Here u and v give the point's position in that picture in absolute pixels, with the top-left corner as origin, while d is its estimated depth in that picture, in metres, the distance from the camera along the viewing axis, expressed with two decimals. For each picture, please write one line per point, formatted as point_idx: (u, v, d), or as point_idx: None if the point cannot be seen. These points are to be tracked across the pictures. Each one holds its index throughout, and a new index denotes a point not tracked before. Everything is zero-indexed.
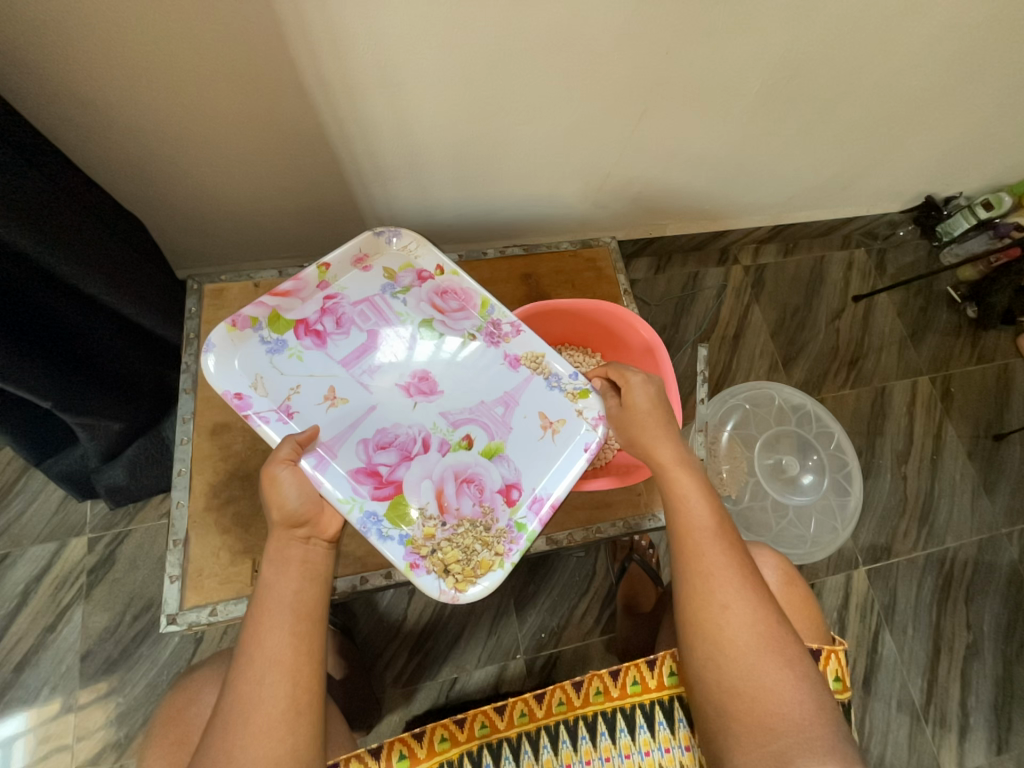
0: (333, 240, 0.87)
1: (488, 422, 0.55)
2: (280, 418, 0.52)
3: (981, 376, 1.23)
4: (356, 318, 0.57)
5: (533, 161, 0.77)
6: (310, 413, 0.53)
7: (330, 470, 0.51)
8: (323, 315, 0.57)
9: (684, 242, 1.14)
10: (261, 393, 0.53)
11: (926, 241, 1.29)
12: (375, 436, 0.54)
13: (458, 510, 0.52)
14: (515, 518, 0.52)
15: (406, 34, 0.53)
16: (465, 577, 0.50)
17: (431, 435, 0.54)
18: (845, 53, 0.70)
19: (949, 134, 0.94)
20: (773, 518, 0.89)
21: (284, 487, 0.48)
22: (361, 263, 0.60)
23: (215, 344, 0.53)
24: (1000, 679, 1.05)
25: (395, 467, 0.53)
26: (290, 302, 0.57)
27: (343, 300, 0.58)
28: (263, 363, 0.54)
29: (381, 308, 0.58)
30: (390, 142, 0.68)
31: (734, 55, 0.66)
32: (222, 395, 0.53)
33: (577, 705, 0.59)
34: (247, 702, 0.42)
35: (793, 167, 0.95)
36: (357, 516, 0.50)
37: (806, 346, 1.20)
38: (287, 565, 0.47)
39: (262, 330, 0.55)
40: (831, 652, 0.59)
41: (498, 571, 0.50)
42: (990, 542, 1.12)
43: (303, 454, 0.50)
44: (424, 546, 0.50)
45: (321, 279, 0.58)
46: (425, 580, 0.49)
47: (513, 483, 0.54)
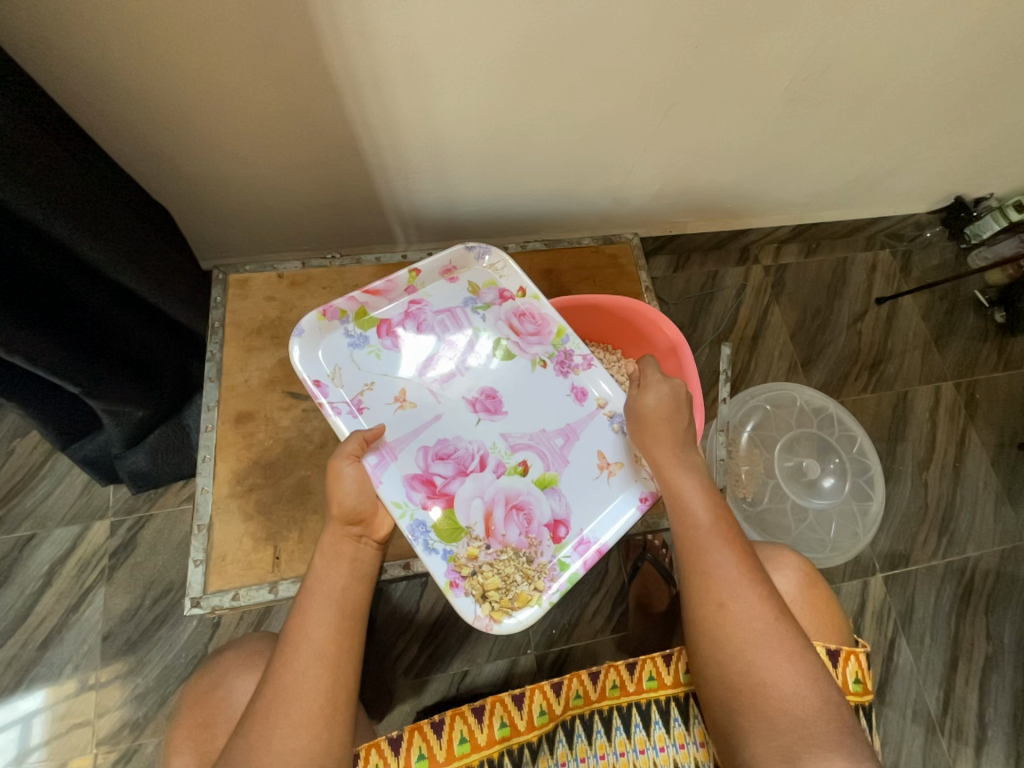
0: (355, 233, 0.88)
1: (546, 451, 0.56)
2: (351, 412, 0.53)
3: (1007, 382, 1.20)
4: (435, 325, 0.58)
5: (555, 155, 0.77)
6: (378, 410, 0.54)
7: (389, 471, 0.51)
8: (406, 318, 0.58)
9: (705, 240, 1.13)
10: (338, 384, 0.54)
11: (953, 243, 1.26)
12: (435, 445, 0.54)
13: (504, 537, 0.52)
14: (559, 556, 0.53)
15: (434, 27, 0.53)
16: (501, 607, 0.50)
17: (489, 455, 0.54)
18: (878, 48, 0.68)
19: (984, 132, 0.91)
20: (792, 521, 0.87)
21: (345, 481, 0.49)
22: (448, 275, 0.61)
23: (304, 330, 0.54)
24: (1019, 692, 1.03)
25: (449, 480, 0.53)
26: (378, 301, 0.57)
27: (426, 307, 0.59)
28: (344, 356, 0.55)
29: (460, 320, 0.59)
30: (415, 138, 0.69)
31: (762, 52, 0.65)
32: (301, 381, 0.53)
33: (594, 699, 0.59)
34: (289, 693, 0.43)
35: (819, 164, 0.93)
36: (406, 523, 0.50)
37: (827, 348, 1.18)
38: (338, 560, 0.48)
39: (348, 324, 0.56)
40: (850, 652, 0.58)
41: (535, 608, 0.50)
42: (1012, 552, 1.09)
43: (367, 451, 0.51)
44: (466, 565, 0.50)
45: (410, 284, 0.59)
46: (462, 602, 0.49)
47: (561, 520, 0.54)
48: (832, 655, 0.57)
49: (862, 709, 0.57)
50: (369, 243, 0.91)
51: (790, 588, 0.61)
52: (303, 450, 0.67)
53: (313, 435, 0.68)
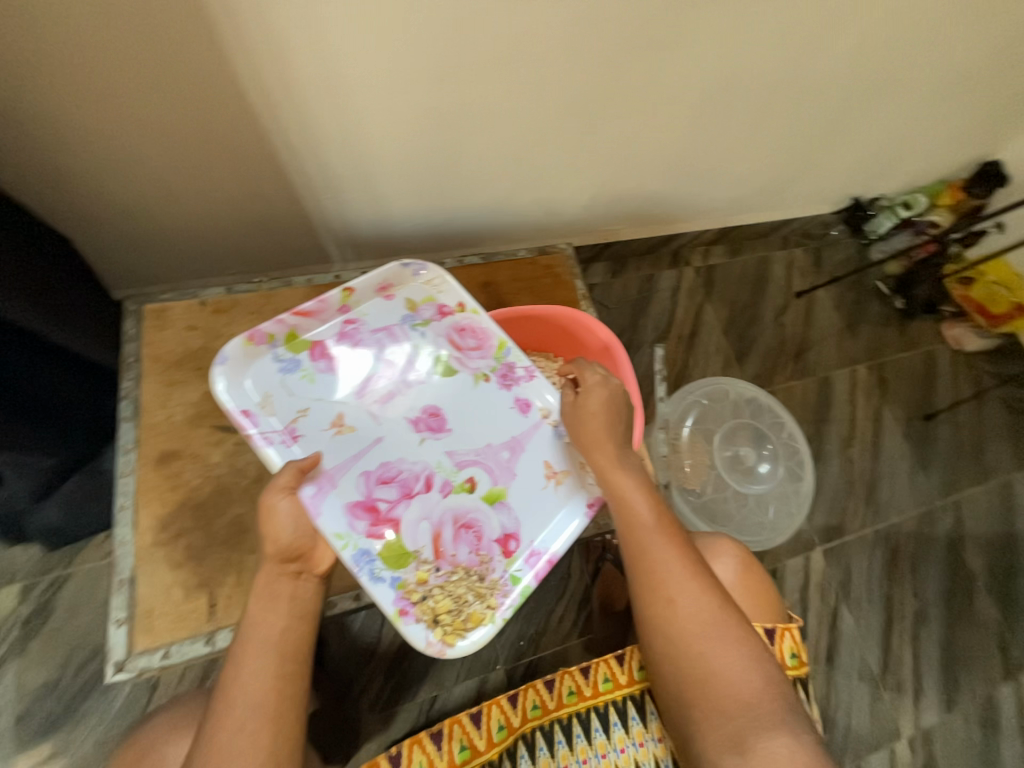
0: (285, 255, 0.84)
1: (493, 466, 0.55)
2: (284, 441, 0.51)
3: (910, 361, 1.33)
4: (372, 344, 0.57)
5: (485, 169, 0.78)
6: (314, 437, 0.51)
7: (328, 501, 0.49)
8: (341, 338, 0.56)
9: (638, 246, 1.19)
10: (269, 413, 0.51)
11: (853, 241, 1.38)
12: (377, 470, 0.52)
13: (454, 557, 0.51)
14: (510, 571, 0.53)
15: (351, 45, 0.53)
16: (454, 629, 0.49)
17: (435, 474, 0.54)
18: (768, 64, 0.75)
19: (866, 139, 1.02)
20: (734, 507, 0.91)
21: (280, 515, 0.45)
22: (384, 292, 0.60)
23: (228, 357, 0.52)
24: (946, 643, 1.12)
25: (394, 505, 0.51)
26: (309, 323, 0.56)
27: (362, 325, 0.57)
28: (274, 382, 0.53)
29: (398, 337, 0.58)
30: (342, 157, 0.68)
31: (668, 69, 0.70)
32: (226, 411, 0.51)
33: (552, 708, 0.60)
34: (223, 754, 0.39)
35: (733, 170, 1.00)
36: (350, 554, 0.48)
37: (756, 341, 1.26)
38: (276, 601, 0.44)
39: (277, 348, 0.54)
40: (785, 629, 0.62)
41: (489, 626, 0.50)
42: (928, 515, 1.21)
43: (304, 481, 0.48)
44: (416, 591, 0.49)
45: (344, 303, 0.57)
46: (413, 629, 0.48)
47: (511, 534, 0.54)
48: (770, 634, 0.60)
49: (800, 681, 0.61)
50: (302, 266, 0.87)
51: (730, 577, 0.64)
52: (238, 486, 0.63)
53: (247, 470, 0.64)
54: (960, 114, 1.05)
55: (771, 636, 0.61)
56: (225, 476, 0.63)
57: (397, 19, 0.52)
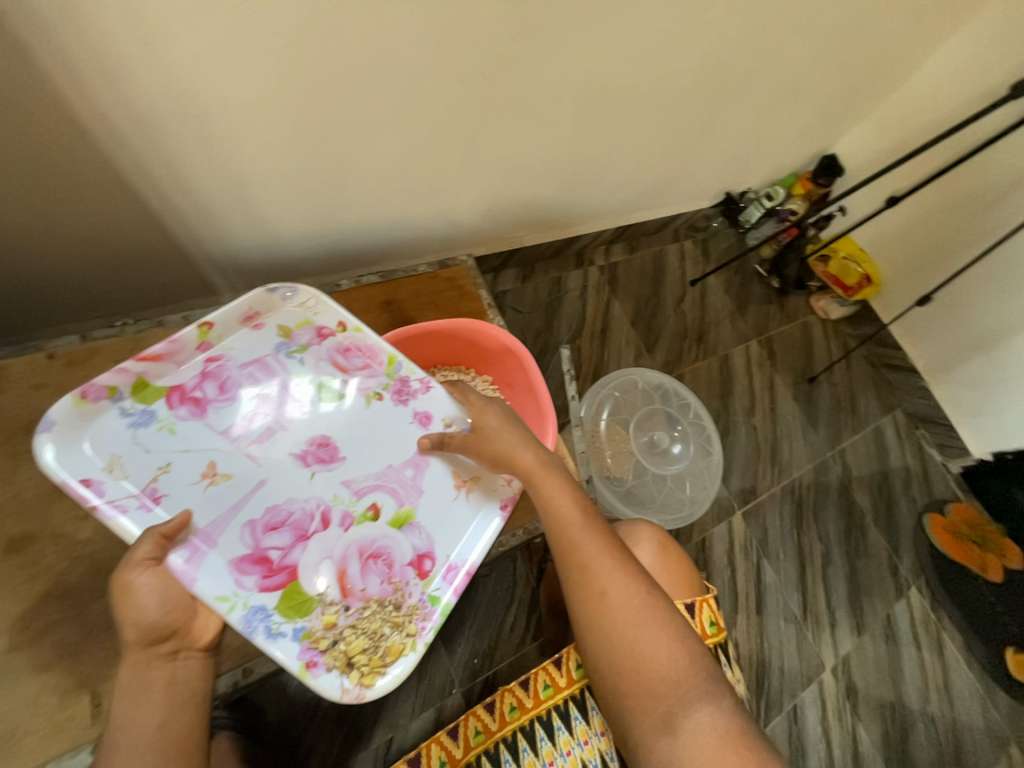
0: (157, 293, 0.75)
1: (397, 487, 0.54)
2: (142, 506, 0.45)
3: (791, 332, 1.50)
4: (243, 381, 0.52)
5: (374, 185, 0.76)
6: (181, 494, 0.46)
7: (205, 562, 0.45)
8: (204, 378, 0.51)
9: (543, 250, 1.22)
10: (119, 476, 0.45)
11: (733, 230, 1.53)
12: (264, 517, 0.49)
13: (364, 591, 0.49)
14: (428, 591, 0.51)
15: (202, 65, 0.50)
16: (372, 668, 0.46)
17: (331, 509, 0.51)
18: (633, 72, 0.81)
19: (727, 137, 1.14)
20: (655, 489, 0.97)
21: (139, 594, 0.40)
22: (252, 321, 0.54)
23: (55, 420, 0.44)
24: (851, 575, 1.27)
25: (288, 551, 0.48)
26: (162, 367, 0.49)
27: (228, 362, 0.52)
28: (124, 440, 0.46)
29: (273, 368, 0.54)
30: (211, 181, 0.62)
31: (542, 79, 0.73)
32: (60, 484, 0.43)
33: (495, 730, 0.59)
34: None
35: (619, 172, 1.07)
36: (239, 615, 0.44)
37: (661, 329, 1.35)
38: (148, 694, 0.39)
39: (123, 400, 0.47)
40: (703, 601, 0.67)
41: (410, 655, 0.48)
42: (822, 465, 1.36)
43: (172, 548, 0.43)
44: (324, 638, 0.46)
45: (203, 339, 0.51)
46: (324, 680, 0.45)
47: (425, 554, 0.53)
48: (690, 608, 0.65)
49: (719, 647, 0.67)
50: (184, 300, 0.78)
51: (649, 561, 0.67)
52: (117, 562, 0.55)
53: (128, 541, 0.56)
54: (798, 117, 1.21)
55: (692, 610, 0.66)
56: (100, 552, 0.55)
57: (250, 39, 0.50)
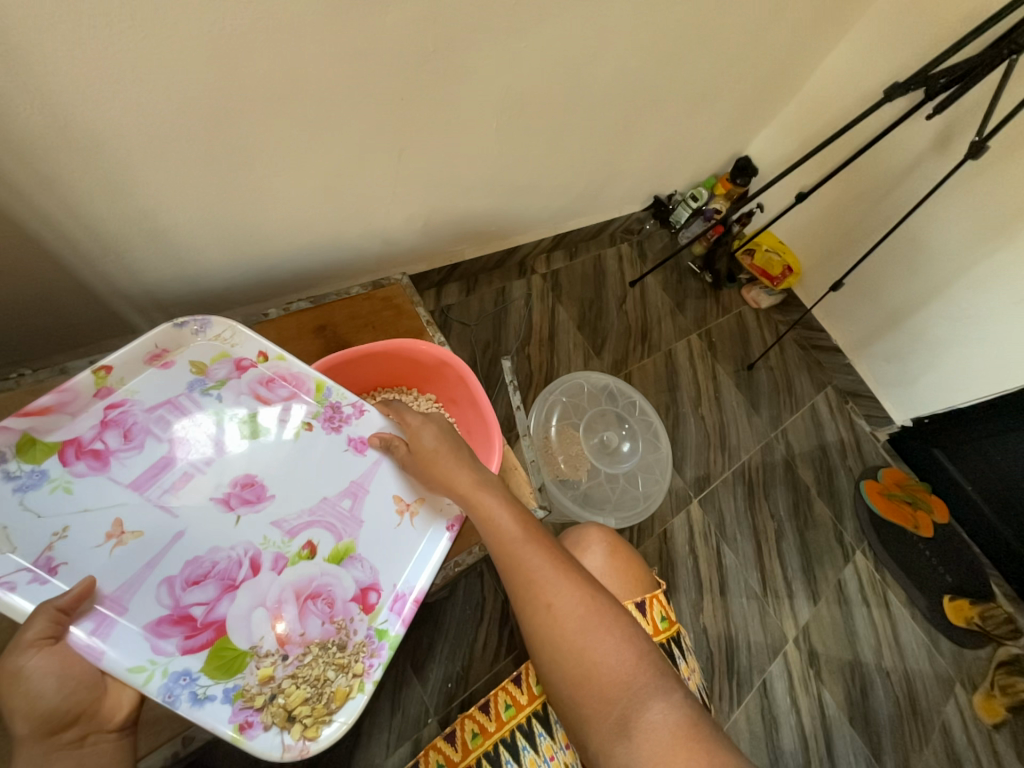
0: (62, 339, 0.68)
1: (334, 521, 0.52)
2: (36, 579, 0.41)
3: (728, 323, 1.59)
4: (152, 426, 0.49)
5: (300, 209, 0.74)
6: (83, 560, 0.43)
7: (115, 631, 0.41)
8: (105, 429, 0.48)
9: (484, 262, 1.23)
10: (5, 550, 0.41)
11: (665, 230, 1.61)
12: (185, 571, 0.45)
13: (303, 636, 0.47)
14: (375, 626, 0.49)
15: (83, 97, 0.47)
16: (316, 718, 0.44)
17: (261, 553, 0.48)
18: (549, 85, 0.84)
19: (647, 145, 1.20)
20: (610, 488, 0.99)
21: (33, 679, 0.37)
22: (159, 360, 0.52)
23: None
24: (803, 547, 1.34)
25: (213, 606, 0.45)
26: (52, 421, 0.46)
27: (134, 407, 0.49)
28: (10, 507, 0.42)
29: (187, 409, 0.51)
30: (113, 214, 0.58)
31: (460, 93, 0.74)
32: None
33: (460, 760, 0.59)
34: None
35: (550, 181, 1.09)
36: (158, 685, 0.41)
37: (607, 331, 1.39)
38: None
39: (7, 463, 0.43)
40: (653, 596, 0.68)
41: (358, 698, 0.46)
42: (767, 446, 1.44)
43: (73, 621, 0.40)
44: (260, 694, 0.43)
45: (100, 386, 0.48)
46: (261, 741, 0.42)
47: (369, 586, 0.51)
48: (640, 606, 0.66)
49: (673, 642, 0.68)
50: (99, 340, 0.71)
51: (599, 564, 0.69)
52: None
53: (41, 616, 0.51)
54: (710, 123, 1.29)
55: (642, 607, 0.67)
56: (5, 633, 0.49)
57: (135, 69, 0.47)
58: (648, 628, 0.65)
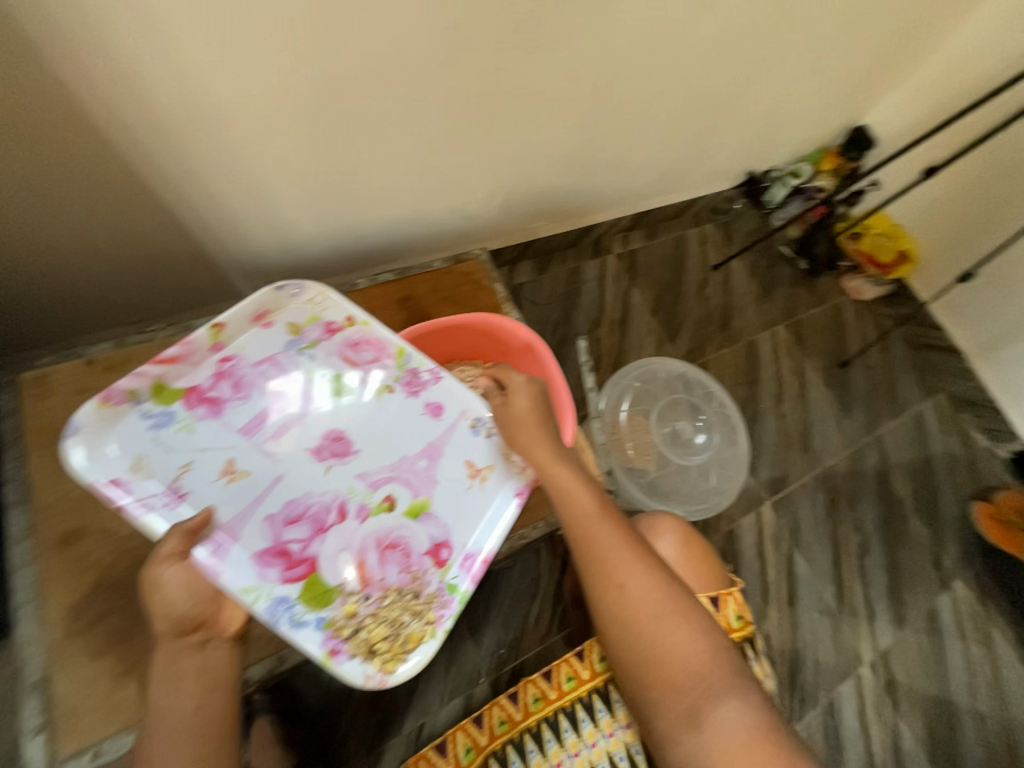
0: (186, 298, 0.77)
1: (411, 479, 0.55)
2: (168, 503, 0.48)
3: (823, 315, 1.44)
4: (257, 379, 0.54)
5: (392, 184, 0.77)
6: (204, 491, 0.49)
7: (229, 556, 0.47)
8: (219, 379, 0.53)
9: (560, 241, 1.21)
10: (145, 476, 0.48)
11: (758, 210, 1.47)
12: (283, 510, 0.51)
13: (383, 581, 0.50)
14: (446, 580, 0.52)
15: (212, 70, 0.51)
16: (394, 655, 0.48)
17: (348, 501, 0.53)
18: (645, 53, 0.79)
19: (747, 116, 1.10)
20: (679, 480, 0.95)
21: (167, 587, 0.42)
22: (262, 320, 0.57)
23: (81, 425, 0.47)
24: (890, 565, 1.22)
25: (308, 543, 0.50)
26: (178, 369, 0.52)
27: (242, 361, 0.55)
28: (147, 441, 0.49)
29: (284, 366, 0.56)
30: (231, 185, 0.64)
31: (552, 63, 0.72)
32: (91, 485, 0.46)
33: (520, 720, 0.60)
34: None
35: (635, 156, 1.04)
36: (264, 606, 0.46)
37: (684, 317, 1.32)
38: (182, 680, 0.41)
39: (144, 403, 0.50)
40: (727, 595, 0.65)
41: (431, 642, 0.49)
42: (857, 452, 1.31)
43: (195, 543, 0.46)
44: (346, 626, 0.48)
45: (215, 341, 0.54)
46: (348, 667, 0.46)
47: (442, 542, 0.54)
48: (712, 602, 0.64)
49: (746, 642, 0.65)
50: (214, 302, 0.80)
51: (672, 552, 0.66)
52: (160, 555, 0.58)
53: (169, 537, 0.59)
54: (824, 88, 1.15)
55: (715, 603, 0.64)
56: (142, 548, 0.57)
57: (256, 42, 0.51)
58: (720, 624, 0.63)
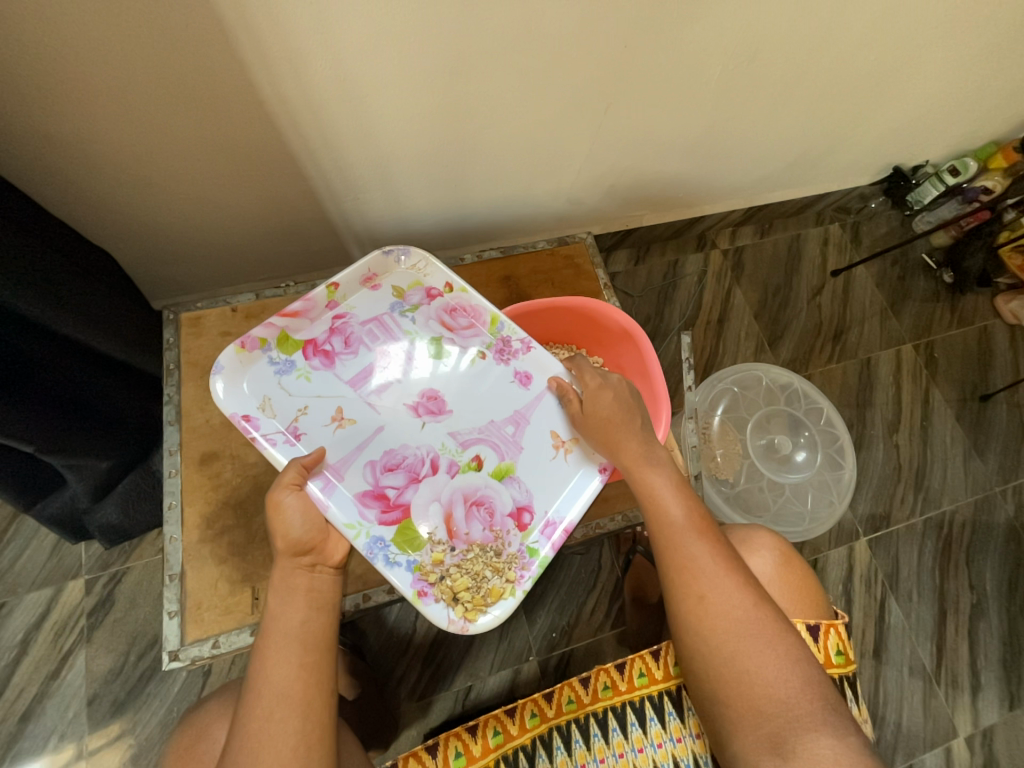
0: (308, 257, 0.85)
1: (498, 442, 0.56)
2: (287, 440, 0.53)
3: (963, 339, 1.25)
4: (364, 338, 0.59)
5: (507, 164, 0.78)
6: (316, 433, 0.54)
7: (336, 493, 0.51)
8: (332, 334, 0.58)
9: (663, 231, 1.15)
10: (270, 415, 0.54)
11: (897, 211, 1.31)
12: (382, 458, 0.54)
13: (468, 535, 0.53)
14: (527, 543, 0.54)
15: (364, 48, 0.54)
16: (475, 606, 0.51)
17: (440, 456, 0.55)
18: (799, 32, 0.71)
19: (910, 104, 0.95)
20: (771, 497, 0.89)
21: (287, 512, 0.48)
22: (370, 283, 0.61)
23: (223, 366, 0.54)
24: (1007, 635, 1.06)
25: (402, 489, 0.53)
26: (299, 323, 0.57)
27: (352, 319, 0.59)
28: (272, 384, 0.55)
29: (388, 326, 0.59)
30: (360, 159, 0.68)
31: (691, 41, 0.67)
32: (229, 418, 0.53)
33: (587, 703, 0.60)
34: (255, 743, 0.41)
35: (764, 145, 0.95)
36: (364, 542, 0.50)
37: (790, 324, 1.21)
38: (293, 594, 0.46)
39: (271, 351, 0.56)
40: (830, 626, 0.60)
41: (510, 600, 0.51)
42: (984, 501, 1.13)
43: (309, 477, 0.51)
44: (433, 572, 0.51)
45: (330, 298, 0.59)
46: (433, 609, 0.50)
47: (524, 506, 0.55)
48: (814, 631, 0.59)
49: (846, 680, 0.60)
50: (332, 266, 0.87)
51: (768, 570, 0.62)
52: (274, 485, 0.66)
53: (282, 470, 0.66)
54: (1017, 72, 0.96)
55: (816, 632, 0.60)
56: (262, 475, 0.65)
57: (407, 22, 0.52)
58: (820, 656, 0.58)
